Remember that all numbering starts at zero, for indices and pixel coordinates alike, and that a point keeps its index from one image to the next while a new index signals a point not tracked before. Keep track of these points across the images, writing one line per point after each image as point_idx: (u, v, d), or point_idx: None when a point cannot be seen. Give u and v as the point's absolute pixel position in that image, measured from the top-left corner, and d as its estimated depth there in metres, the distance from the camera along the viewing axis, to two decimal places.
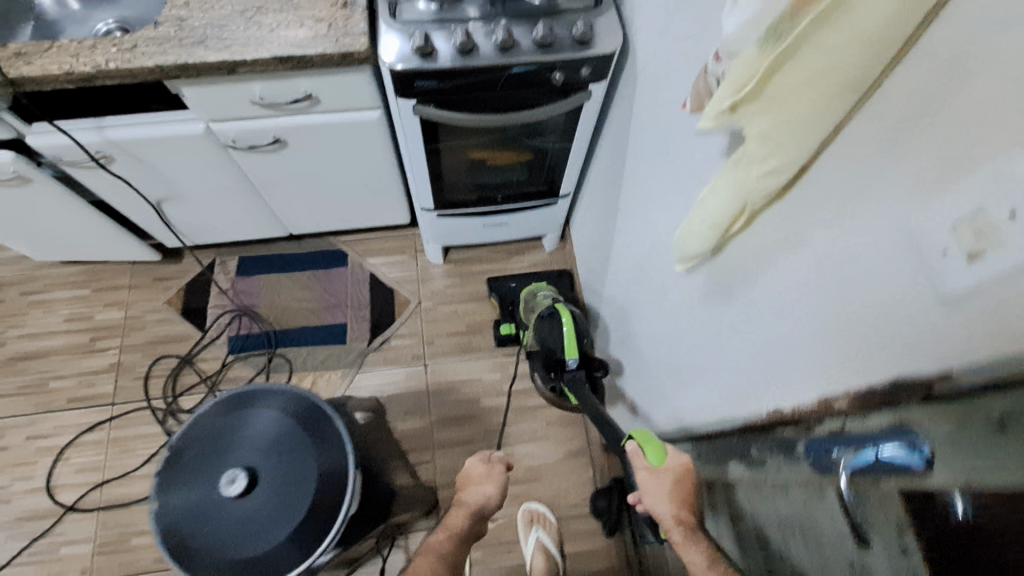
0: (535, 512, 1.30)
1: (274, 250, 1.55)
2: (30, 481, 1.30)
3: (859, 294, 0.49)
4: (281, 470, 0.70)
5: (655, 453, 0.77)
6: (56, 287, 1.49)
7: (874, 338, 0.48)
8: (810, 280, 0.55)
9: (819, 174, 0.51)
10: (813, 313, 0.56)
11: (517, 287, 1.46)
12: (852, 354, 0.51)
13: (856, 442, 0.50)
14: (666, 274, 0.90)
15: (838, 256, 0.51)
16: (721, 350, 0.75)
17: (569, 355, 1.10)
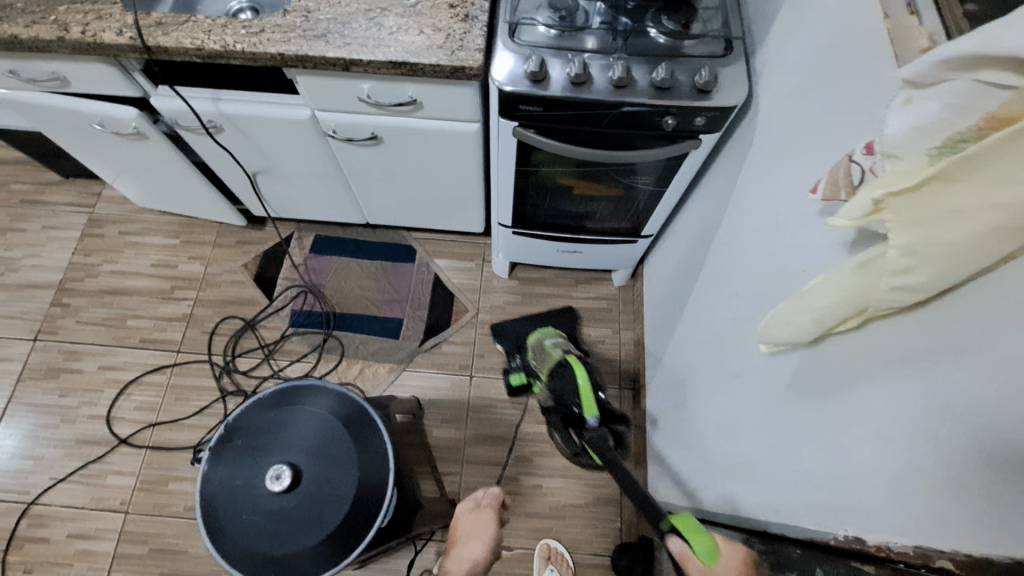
0: (551, 550, 1.26)
1: (350, 235, 1.59)
2: (94, 408, 1.40)
3: (980, 450, 0.43)
4: (323, 476, 0.69)
5: (707, 548, 0.59)
6: (151, 232, 1.59)
7: (999, 505, 0.42)
8: (918, 414, 0.50)
9: (955, 306, 0.45)
10: (914, 450, 0.50)
11: (524, 331, 1.46)
12: (963, 511, 0.45)
13: None
14: (744, 350, 0.83)
15: (960, 400, 0.45)
16: (789, 451, 0.69)
17: (589, 413, 1.01)
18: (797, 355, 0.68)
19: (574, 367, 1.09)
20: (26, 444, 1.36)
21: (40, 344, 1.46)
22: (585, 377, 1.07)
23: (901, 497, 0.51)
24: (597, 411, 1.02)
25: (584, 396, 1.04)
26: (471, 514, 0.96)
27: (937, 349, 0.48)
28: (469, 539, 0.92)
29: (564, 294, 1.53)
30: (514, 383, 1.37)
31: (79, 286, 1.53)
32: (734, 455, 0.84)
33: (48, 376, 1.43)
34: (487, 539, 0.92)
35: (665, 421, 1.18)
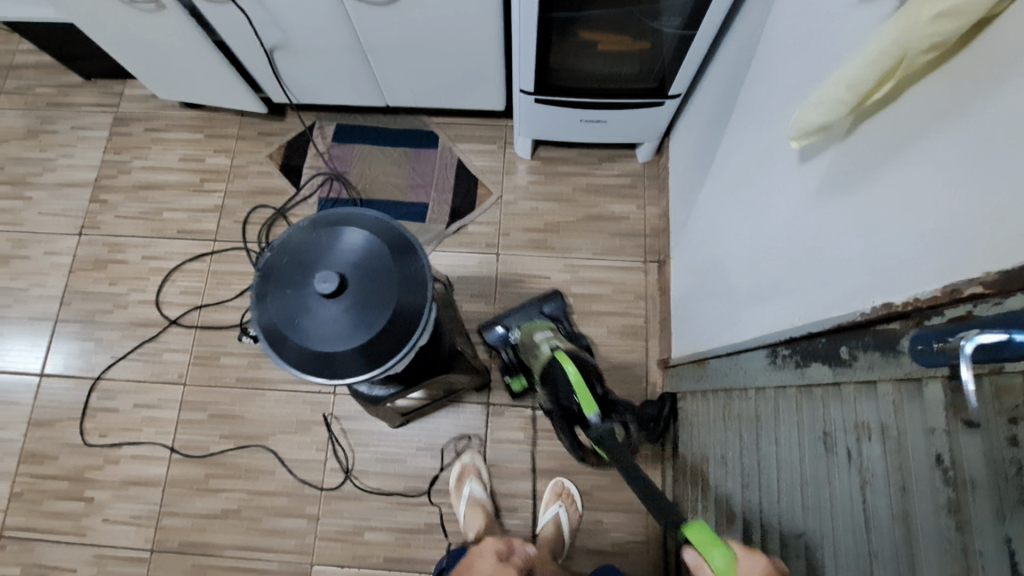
0: (563, 487, 1.29)
1: (371, 122, 1.58)
2: (143, 294, 1.48)
3: (998, 178, 0.43)
4: (366, 287, 0.73)
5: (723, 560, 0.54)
6: (174, 127, 1.61)
7: (1006, 223, 0.42)
8: (944, 168, 0.49)
9: (991, 39, 0.44)
10: (937, 201, 0.50)
11: (510, 324, 1.34)
12: (976, 245, 0.46)
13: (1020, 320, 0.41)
14: (776, 174, 0.83)
15: (985, 132, 0.45)
16: (818, 252, 0.71)
17: (588, 410, 0.90)
18: (832, 153, 0.68)
19: (562, 362, 1.01)
20: (86, 326, 1.46)
21: (85, 238, 1.53)
22: (573, 369, 0.99)
23: (923, 248, 0.52)
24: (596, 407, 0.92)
25: (578, 390, 0.95)
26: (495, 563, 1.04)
27: (968, 89, 0.47)
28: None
29: (588, 173, 1.52)
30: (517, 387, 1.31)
31: (113, 182, 1.57)
32: (761, 281, 0.86)
33: (96, 266, 1.50)
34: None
35: (690, 280, 1.21)
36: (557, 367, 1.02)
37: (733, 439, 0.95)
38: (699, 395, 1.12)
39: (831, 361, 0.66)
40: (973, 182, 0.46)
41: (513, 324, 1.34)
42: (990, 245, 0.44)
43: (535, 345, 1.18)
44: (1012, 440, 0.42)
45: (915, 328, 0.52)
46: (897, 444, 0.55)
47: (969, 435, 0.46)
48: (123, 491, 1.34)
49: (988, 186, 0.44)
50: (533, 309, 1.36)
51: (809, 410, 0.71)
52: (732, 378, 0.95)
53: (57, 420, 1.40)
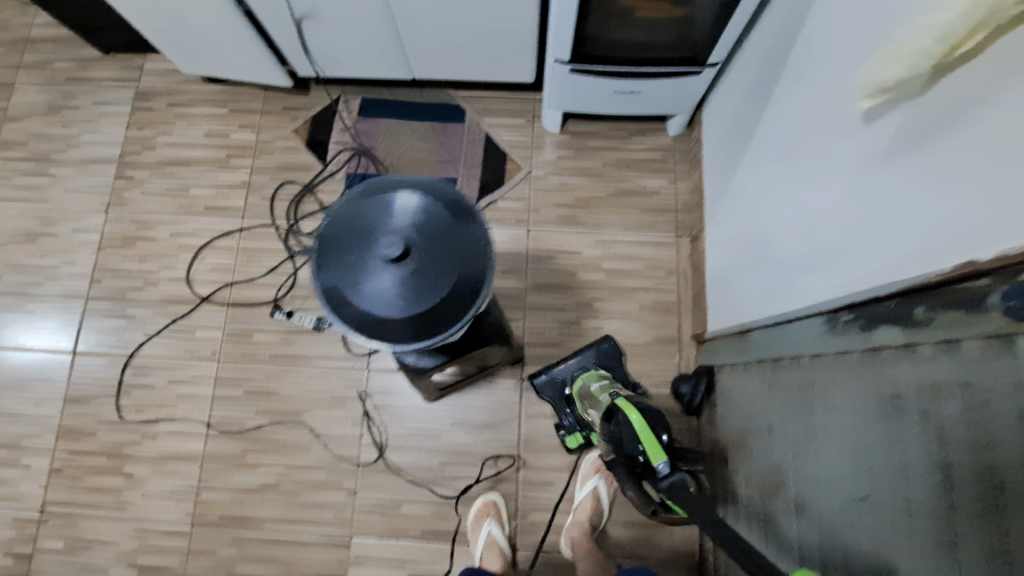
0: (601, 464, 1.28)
1: (397, 96, 1.56)
2: (173, 271, 1.47)
3: None
4: (427, 253, 0.72)
5: None
6: (198, 103, 1.59)
7: None
8: None
9: None
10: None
11: (567, 371, 1.25)
12: None
13: None
14: (833, 138, 0.81)
15: None
16: (884, 216, 0.70)
17: (656, 459, 0.80)
18: (902, 114, 0.67)
19: (627, 411, 0.91)
20: (117, 304, 1.46)
21: (112, 215, 1.52)
22: (639, 417, 0.89)
23: (1014, 206, 0.51)
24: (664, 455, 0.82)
25: (644, 437, 0.85)
26: None
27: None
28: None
29: (618, 146, 1.50)
30: (571, 443, 1.26)
31: (138, 159, 1.56)
32: (816, 248, 0.86)
33: (125, 244, 1.50)
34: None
35: (730, 252, 1.20)
36: (622, 418, 0.92)
37: (778, 408, 0.96)
38: (739, 367, 1.12)
39: (904, 323, 0.65)
40: None
41: (569, 370, 1.25)
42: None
43: (592, 397, 1.09)
44: None
45: (1005, 284, 0.52)
46: (980, 401, 0.55)
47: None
48: (161, 466, 1.36)
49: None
50: (586, 359, 1.26)
51: (874, 374, 0.71)
52: (780, 348, 0.95)
53: (93, 397, 1.41)
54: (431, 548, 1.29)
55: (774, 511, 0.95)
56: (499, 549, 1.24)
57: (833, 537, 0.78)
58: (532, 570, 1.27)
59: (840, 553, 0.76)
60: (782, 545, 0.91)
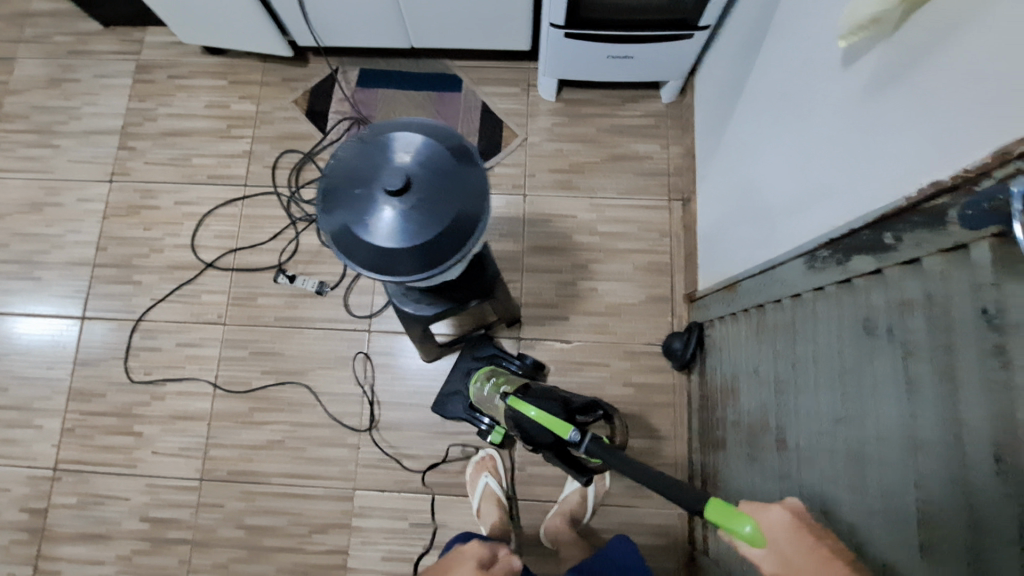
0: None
1: (394, 67, 1.59)
2: (177, 238, 1.51)
3: None
4: (428, 189, 0.76)
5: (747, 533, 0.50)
6: (198, 75, 1.62)
7: None
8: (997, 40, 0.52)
9: None
10: (989, 74, 0.53)
11: (459, 382, 1.36)
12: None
13: None
14: (817, 82, 0.84)
15: None
16: (863, 149, 0.73)
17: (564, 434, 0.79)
18: (881, 49, 0.69)
19: (524, 408, 0.94)
20: (123, 270, 1.50)
21: (116, 185, 1.55)
22: (534, 409, 0.90)
23: (979, 122, 0.54)
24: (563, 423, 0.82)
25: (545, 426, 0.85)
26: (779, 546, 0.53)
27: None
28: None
29: (611, 113, 1.54)
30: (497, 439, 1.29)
31: (141, 129, 1.59)
32: (802, 191, 0.89)
33: (130, 212, 1.53)
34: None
35: (720, 209, 1.24)
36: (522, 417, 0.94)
37: (763, 352, 1.00)
38: (728, 319, 1.16)
39: (874, 250, 0.69)
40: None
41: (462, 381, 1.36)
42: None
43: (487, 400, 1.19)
44: None
45: (963, 198, 0.56)
46: (943, 312, 0.59)
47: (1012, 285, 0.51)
48: (171, 424, 1.40)
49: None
50: (466, 360, 1.37)
51: (849, 302, 0.75)
52: (765, 293, 0.99)
53: (102, 359, 1.45)
54: (434, 500, 1.34)
55: (758, 449, 1.00)
56: (496, 500, 1.29)
57: (811, 462, 0.83)
58: (532, 520, 1.32)
59: (818, 476, 0.81)
60: (765, 479, 0.96)
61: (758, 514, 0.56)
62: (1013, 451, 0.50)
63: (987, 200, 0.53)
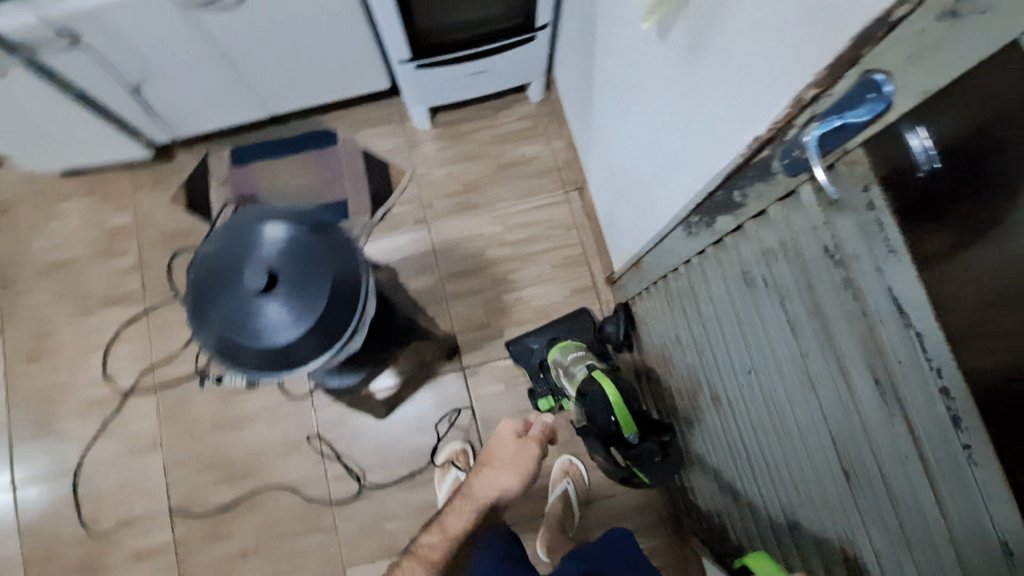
0: (570, 464, 1.34)
1: (263, 137, 1.55)
2: (89, 372, 1.42)
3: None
4: (298, 273, 0.74)
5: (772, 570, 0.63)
6: (63, 199, 1.53)
7: (807, 27, 0.46)
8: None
9: None
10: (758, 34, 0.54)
11: (538, 348, 1.32)
12: (792, 60, 0.50)
13: (829, 114, 0.48)
14: (645, 60, 0.86)
15: None
16: (696, 118, 0.75)
17: (628, 432, 0.87)
18: (682, 21, 0.71)
19: (599, 382, 0.94)
20: (41, 423, 1.40)
21: (7, 336, 1.45)
22: (613, 386, 0.92)
23: (764, 81, 0.56)
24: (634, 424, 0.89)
25: (620, 410, 0.89)
26: None
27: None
28: (507, 468, 0.97)
29: (489, 124, 1.55)
30: (545, 409, 1.21)
31: (17, 272, 1.49)
32: (664, 164, 0.91)
33: (30, 360, 1.44)
34: (523, 471, 0.96)
35: (609, 190, 1.26)
36: (594, 388, 0.94)
37: (679, 318, 1.02)
38: (645, 293, 1.19)
39: (732, 209, 0.72)
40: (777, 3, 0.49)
41: (539, 345, 1.33)
42: (804, 53, 0.48)
43: (562, 362, 1.13)
44: (873, 205, 0.50)
45: (773, 147, 0.58)
46: (796, 254, 0.62)
47: (842, 218, 0.54)
48: (136, 565, 1.32)
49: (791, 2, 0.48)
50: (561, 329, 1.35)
51: (729, 258, 0.78)
52: (665, 263, 1.02)
53: (43, 521, 1.35)
54: None
55: (700, 412, 1.02)
56: None
57: (741, 415, 0.85)
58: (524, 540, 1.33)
59: (751, 429, 0.83)
60: (713, 439, 0.99)
61: None
62: (883, 369, 0.53)
63: (799, 147, 0.54)
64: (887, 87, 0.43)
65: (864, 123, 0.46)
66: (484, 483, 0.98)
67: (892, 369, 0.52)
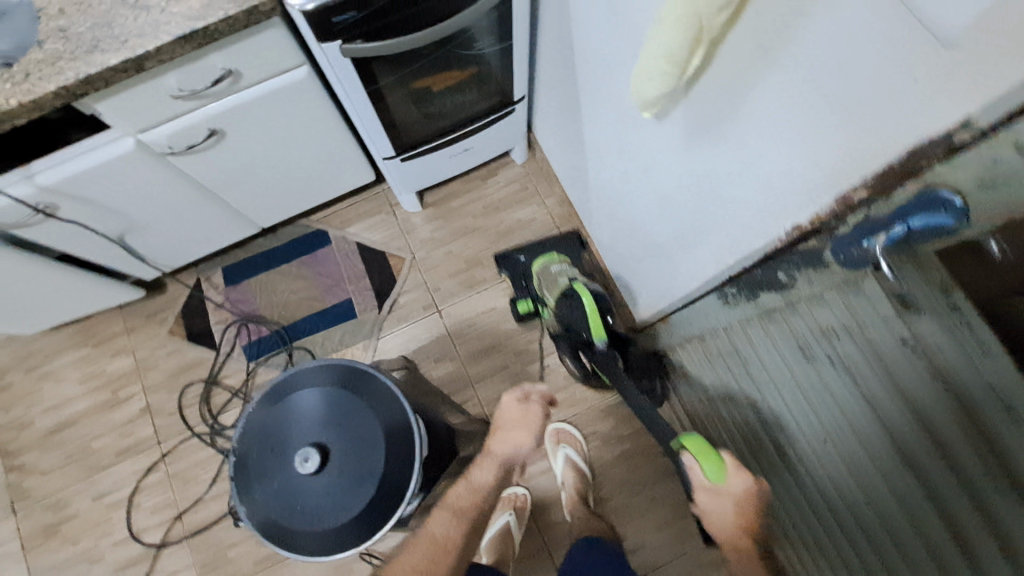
0: (561, 432, 1.36)
1: (253, 251, 1.51)
2: (114, 534, 1.35)
3: (849, 91, 0.48)
4: (347, 439, 0.73)
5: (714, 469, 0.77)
6: (56, 355, 1.46)
7: (870, 129, 0.48)
8: (793, 92, 0.54)
9: None
10: (798, 129, 0.56)
11: (528, 261, 1.42)
12: (852, 155, 0.51)
13: (884, 223, 0.50)
14: (644, 142, 0.88)
15: (817, 53, 0.49)
16: (717, 194, 0.76)
17: (597, 338, 1.08)
18: (683, 106, 0.73)
19: (579, 295, 1.13)
20: None
21: (20, 513, 1.37)
22: (589, 299, 1.11)
23: (811, 171, 0.57)
24: (603, 334, 1.09)
25: (592, 319, 1.09)
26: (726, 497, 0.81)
27: (779, 14, 0.51)
28: (519, 428, 1.16)
29: (480, 195, 1.53)
30: (523, 310, 1.36)
31: (19, 442, 1.41)
32: (682, 232, 0.92)
33: (48, 535, 1.35)
34: (532, 426, 1.18)
35: (618, 248, 1.26)
36: (573, 300, 1.14)
37: (726, 382, 0.98)
38: (682, 352, 1.16)
39: (777, 288, 0.72)
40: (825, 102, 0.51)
41: (527, 260, 1.42)
42: (867, 151, 0.49)
43: (552, 275, 1.28)
44: (955, 306, 0.46)
45: (829, 239, 0.59)
46: (865, 339, 0.59)
47: (922, 318, 0.50)
48: None
49: (849, 96, 0.48)
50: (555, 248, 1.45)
51: (783, 334, 0.75)
52: (704, 325, 1.00)
53: None
54: None
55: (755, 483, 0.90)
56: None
57: (806, 495, 0.75)
58: None
59: (819, 513, 0.72)
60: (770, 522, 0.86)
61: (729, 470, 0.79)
62: (994, 458, 0.45)
63: (855, 245, 0.55)
64: (956, 198, 0.43)
65: (935, 229, 0.46)
66: (501, 444, 1.14)
67: (994, 442, 0.45)
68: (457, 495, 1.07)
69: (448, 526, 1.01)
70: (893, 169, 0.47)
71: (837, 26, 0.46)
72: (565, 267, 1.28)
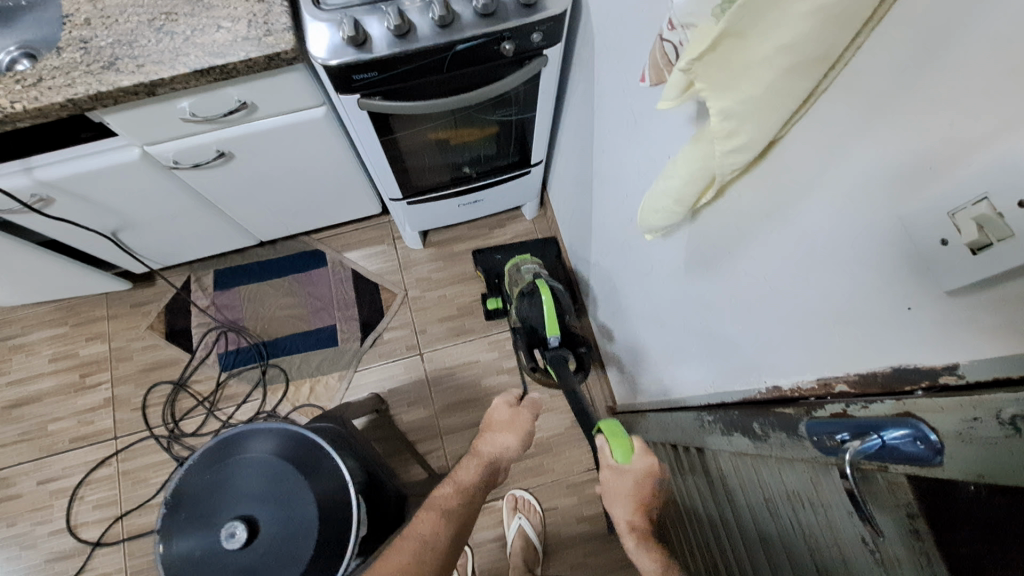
0: (518, 499, 1.34)
1: (249, 259, 1.50)
2: (51, 523, 1.31)
3: (848, 288, 0.46)
4: (278, 515, 0.73)
5: (623, 451, 0.69)
6: (34, 328, 1.45)
7: (866, 332, 0.46)
8: (795, 261, 0.52)
9: (791, 148, 0.48)
10: (793, 299, 0.54)
11: (503, 260, 1.43)
12: (845, 347, 0.49)
13: (862, 427, 0.45)
14: (648, 246, 0.86)
15: (823, 241, 0.48)
16: (710, 322, 0.74)
17: (551, 334, 1.02)
18: (687, 229, 0.71)
19: (540, 291, 1.08)
20: None
21: None
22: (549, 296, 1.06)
23: (803, 344, 0.55)
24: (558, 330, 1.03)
25: (550, 316, 1.03)
26: (511, 407, 0.95)
27: (789, 180, 0.49)
28: (508, 429, 0.93)
29: (484, 243, 1.52)
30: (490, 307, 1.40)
31: None
32: (670, 339, 0.90)
33: None
34: (523, 432, 0.93)
35: (610, 328, 1.26)
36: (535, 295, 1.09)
37: (693, 500, 0.93)
38: (651, 444, 1.13)
39: (750, 434, 0.68)
40: (824, 287, 0.49)
41: (504, 259, 1.43)
42: (860, 350, 0.47)
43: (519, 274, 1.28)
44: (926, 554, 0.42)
45: (807, 417, 0.55)
46: (828, 521, 0.55)
47: (888, 533, 0.46)
48: None
49: (856, 286, 0.45)
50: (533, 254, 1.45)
51: (750, 477, 0.72)
52: (675, 435, 0.96)
53: None
54: None
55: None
56: None
57: None
58: None
59: None
60: None
61: (638, 456, 0.70)
62: None
63: (828, 434, 0.51)
64: (934, 434, 0.39)
65: (906, 455, 0.41)
66: (487, 442, 0.91)
67: None
68: (435, 501, 0.82)
69: (436, 524, 0.78)
70: (883, 379, 0.45)
71: (845, 224, 0.44)
72: (535, 267, 1.28)
